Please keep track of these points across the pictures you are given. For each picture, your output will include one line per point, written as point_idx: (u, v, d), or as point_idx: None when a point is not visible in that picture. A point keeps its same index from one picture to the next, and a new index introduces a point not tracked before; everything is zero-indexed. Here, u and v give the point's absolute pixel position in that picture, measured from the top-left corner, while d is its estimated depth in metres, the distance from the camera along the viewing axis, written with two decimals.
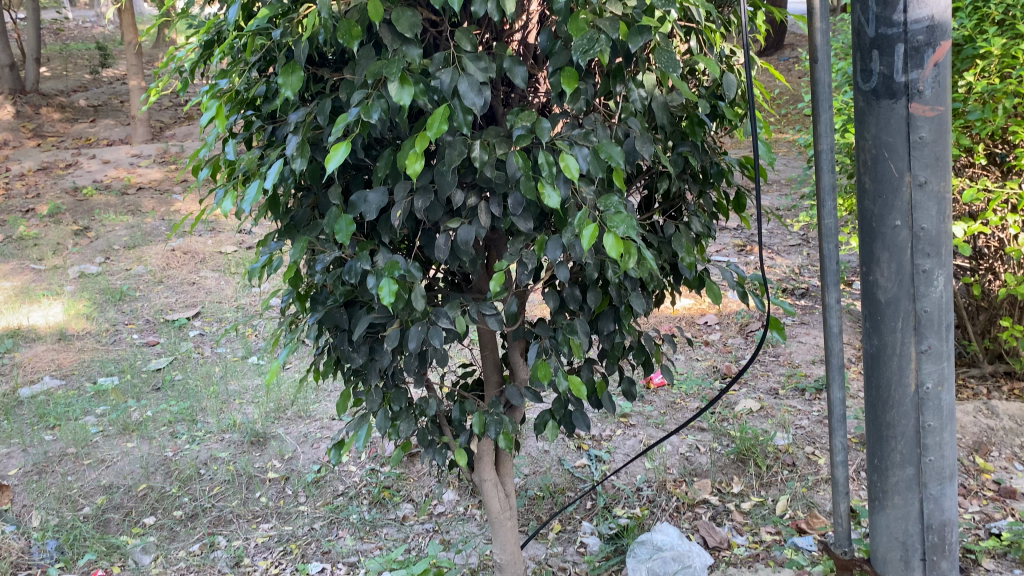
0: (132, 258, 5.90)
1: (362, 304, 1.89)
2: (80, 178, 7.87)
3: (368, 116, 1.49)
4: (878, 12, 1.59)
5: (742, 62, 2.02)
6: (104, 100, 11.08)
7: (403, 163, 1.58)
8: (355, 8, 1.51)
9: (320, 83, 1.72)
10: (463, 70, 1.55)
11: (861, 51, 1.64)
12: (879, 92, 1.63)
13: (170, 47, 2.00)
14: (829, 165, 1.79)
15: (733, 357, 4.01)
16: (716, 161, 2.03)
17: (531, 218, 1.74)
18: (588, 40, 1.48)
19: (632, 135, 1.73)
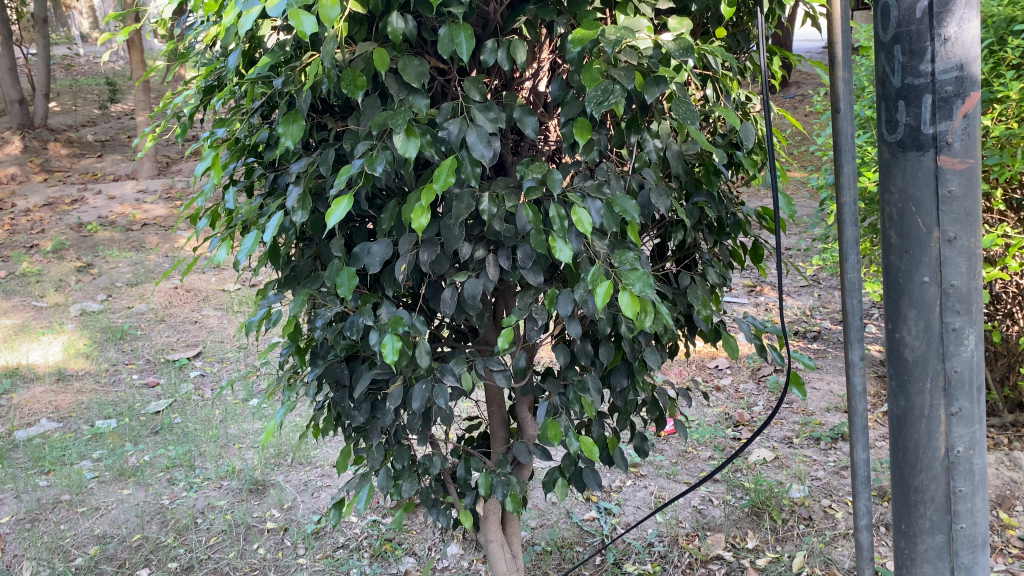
0: (134, 295, 5.84)
1: (363, 359, 1.81)
2: (84, 214, 7.85)
3: (372, 168, 1.43)
4: (904, 61, 1.52)
5: (759, 109, 1.96)
6: (111, 135, 11.10)
7: (408, 216, 1.51)
8: (361, 57, 1.46)
9: (324, 131, 1.66)
10: (472, 121, 1.49)
11: (887, 101, 1.57)
12: (905, 144, 1.56)
13: (169, 92, 1.94)
14: (852, 219, 1.71)
15: (745, 403, 3.92)
16: (732, 212, 1.95)
17: (541, 271, 1.65)
18: (603, 91, 1.42)
19: (647, 186, 1.66)
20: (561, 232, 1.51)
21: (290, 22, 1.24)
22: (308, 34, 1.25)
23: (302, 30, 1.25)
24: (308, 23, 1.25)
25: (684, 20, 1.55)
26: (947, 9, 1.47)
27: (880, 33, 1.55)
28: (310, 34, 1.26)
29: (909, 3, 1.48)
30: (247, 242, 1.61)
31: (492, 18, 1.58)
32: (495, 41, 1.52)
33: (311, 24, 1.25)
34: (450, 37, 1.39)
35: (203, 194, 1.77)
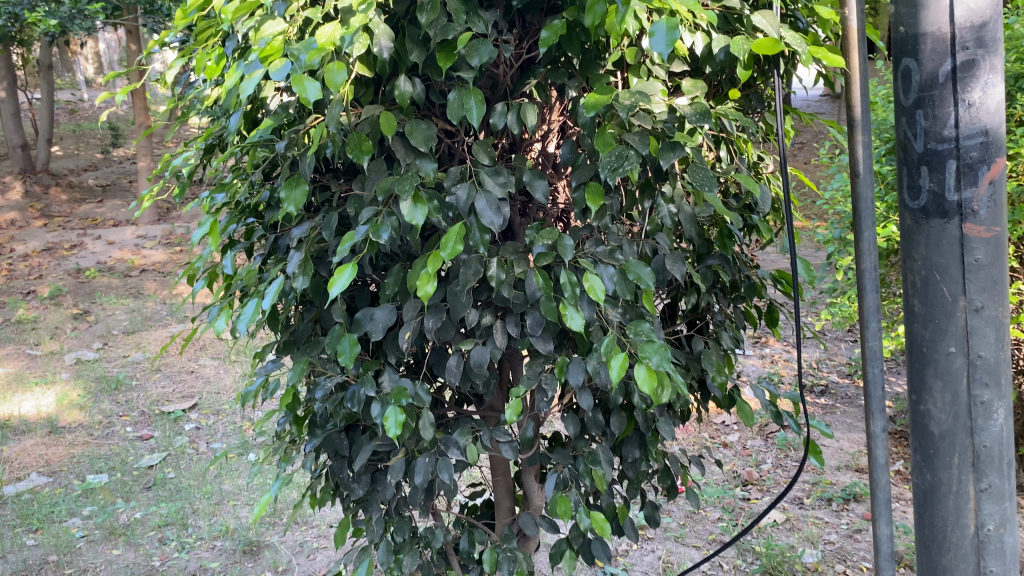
0: (130, 344, 5.76)
1: (364, 429, 1.73)
2: (82, 259, 7.80)
3: (377, 235, 1.37)
4: (926, 126, 1.47)
5: (772, 169, 1.91)
6: (113, 179, 11.12)
7: (413, 283, 1.45)
8: (367, 120, 1.42)
9: (327, 193, 1.60)
10: (481, 186, 1.44)
11: (909, 166, 1.52)
12: (929, 211, 1.51)
13: (168, 152, 1.89)
14: (873, 285, 1.66)
15: (753, 461, 3.82)
16: (747, 274, 1.89)
17: (551, 339, 1.58)
18: (617, 156, 1.37)
19: (661, 251, 1.60)
20: (572, 299, 1.45)
21: (294, 87, 1.20)
22: (312, 100, 1.20)
23: (306, 95, 1.20)
24: (312, 88, 1.20)
25: (698, 83, 1.51)
26: (972, 73, 1.42)
27: (901, 97, 1.50)
28: (315, 100, 1.21)
29: (932, 67, 1.44)
30: (245, 310, 1.55)
31: (501, 80, 1.54)
32: (505, 104, 1.49)
33: (315, 90, 1.20)
34: (459, 101, 1.35)
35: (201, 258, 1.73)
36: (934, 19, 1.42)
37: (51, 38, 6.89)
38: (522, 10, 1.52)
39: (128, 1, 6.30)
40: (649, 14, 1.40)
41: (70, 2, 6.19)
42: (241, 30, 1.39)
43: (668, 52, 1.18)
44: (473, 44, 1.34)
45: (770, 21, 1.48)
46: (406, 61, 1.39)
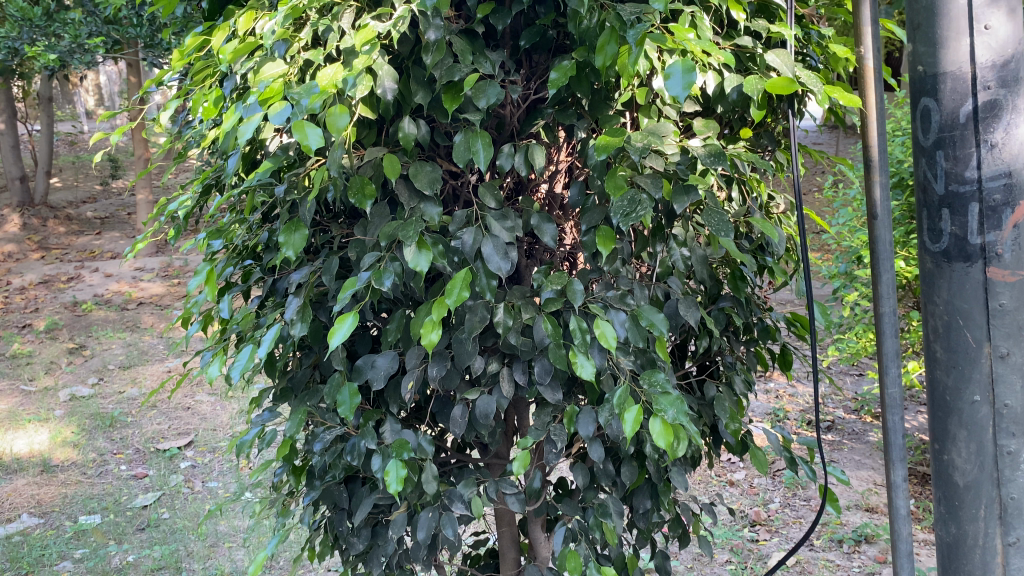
0: (126, 379, 5.68)
1: (364, 480, 1.66)
2: (79, 292, 7.74)
3: (379, 282, 1.31)
4: (947, 167, 1.42)
5: (783, 209, 1.87)
6: (111, 211, 11.10)
7: (416, 331, 1.39)
8: (369, 163, 1.37)
9: (327, 236, 1.55)
10: (487, 230, 1.39)
11: (928, 208, 1.47)
12: (951, 254, 1.46)
13: (163, 195, 1.84)
14: (892, 330, 1.60)
15: (760, 499, 3.74)
16: (760, 317, 1.83)
17: (560, 387, 1.51)
18: (630, 201, 1.33)
19: (673, 296, 1.54)
20: (582, 347, 1.39)
21: (294, 133, 1.15)
22: (314, 147, 1.16)
23: (307, 142, 1.15)
24: (314, 135, 1.16)
25: (710, 123, 1.47)
26: (994, 113, 1.38)
27: (920, 137, 1.46)
28: (316, 147, 1.16)
29: (952, 107, 1.40)
30: (239, 358, 1.50)
31: (508, 121, 1.49)
32: (511, 146, 1.44)
33: (317, 136, 1.16)
34: (466, 144, 1.31)
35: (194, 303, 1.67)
36: (954, 58, 1.38)
37: (51, 72, 6.89)
38: (529, 50, 1.48)
39: (128, 35, 6.29)
40: (660, 54, 1.36)
41: (70, 36, 6.18)
42: (240, 71, 1.35)
43: (685, 95, 1.14)
44: (480, 85, 1.30)
45: (785, 60, 1.44)
46: (410, 102, 1.35)
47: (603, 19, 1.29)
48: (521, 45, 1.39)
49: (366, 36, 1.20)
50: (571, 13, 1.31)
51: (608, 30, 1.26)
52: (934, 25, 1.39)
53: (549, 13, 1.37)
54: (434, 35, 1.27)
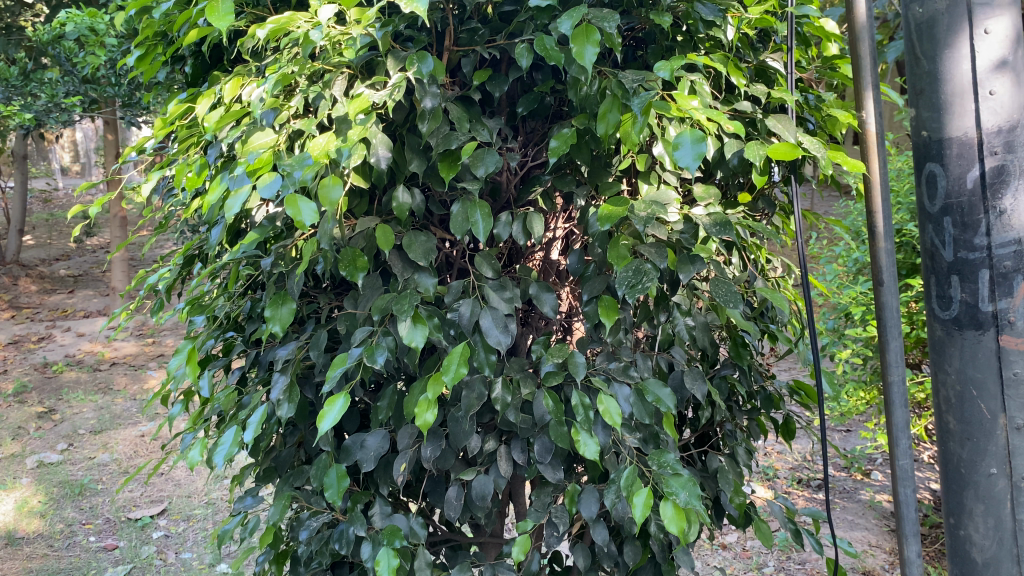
0: (97, 445, 5.48)
1: (352, 567, 1.56)
2: (50, 353, 7.54)
3: (372, 359, 1.23)
4: (955, 234, 1.39)
5: (781, 274, 1.83)
6: (86, 269, 10.93)
7: (410, 410, 1.31)
8: (362, 234, 1.32)
9: (314, 307, 1.48)
10: (485, 302, 1.32)
11: (937, 275, 1.43)
12: (961, 322, 1.41)
13: (143, 268, 1.77)
14: (902, 400, 1.54)
15: (754, 564, 3.64)
16: (763, 386, 1.77)
17: (562, 465, 1.43)
18: (635, 271, 1.26)
19: (678, 367, 1.48)
20: (585, 424, 1.31)
21: (286, 209, 1.09)
22: (308, 222, 1.09)
23: (300, 219, 1.09)
24: (308, 211, 1.09)
25: (711, 189, 1.43)
26: (1001, 179, 1.35)
27: (926, 204, 1.43)
28: (310, 223, 1.10)
29: (958, 172, 1.37)
30: (224, 445, 1.41)
31: (504, 188, 1.45)
32: (509, 213, 1.39)
33: (311, 213, 1.09)
34: (463, 214, 1.26)
35: (175, 382, 1.59)
36: (958, 123, 1.36)
37: (26, 130, 6.81)
38: (525, 117, 1.45)
39: (105, 93, 6.23)
40: (661, 120, 1.32)
41: (47, 95, 6.12)
42: (227, 140, 1.30)
43: (697, 166, 1.10)
44: (478, 153, 1.26)
45: (785, 126, 1.40)
46: (404, 171, 1.30)
47: (605, 86, 1.25)
48: (518, 112, 1.35)
49: (361, 106, 1.16)
50: (571, 80, 1.28)
51: (609, 97, 1.22)
52: (937, 89, 1.37)
53: (547, 80, 1.33)
54: (430, 103, 1.23)
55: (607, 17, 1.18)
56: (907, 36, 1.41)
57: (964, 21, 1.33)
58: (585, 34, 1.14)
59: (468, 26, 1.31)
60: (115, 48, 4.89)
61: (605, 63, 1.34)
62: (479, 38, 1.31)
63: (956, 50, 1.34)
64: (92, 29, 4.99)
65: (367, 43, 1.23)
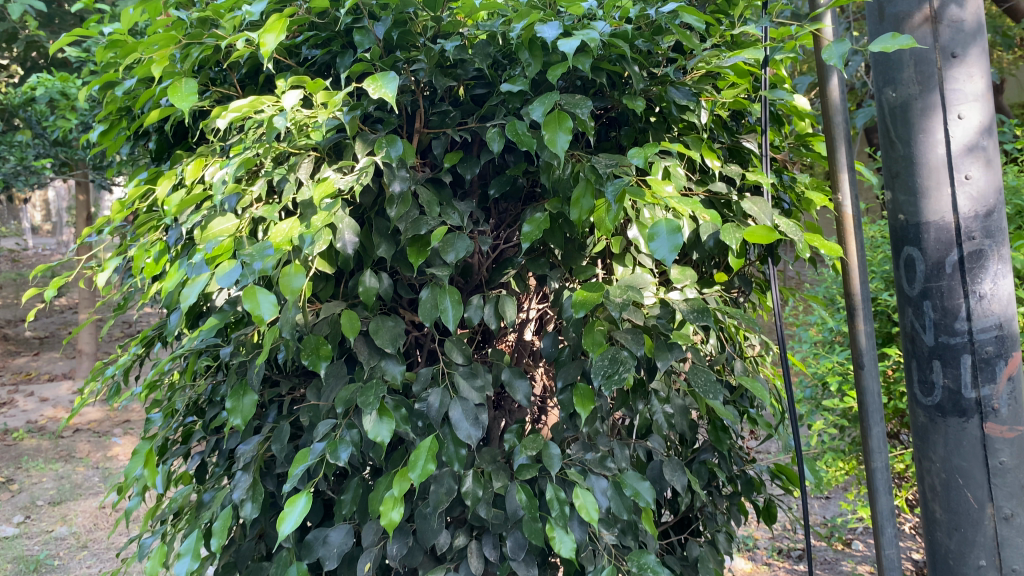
0: (55, 517, 5.26)
1: None
2: (11, 418, 7.31)
3: (335, 455, 1.16)
4: (935, 318, 1.36)
5: (759, 353, 1.79)
6: (52, 330, 10.71)
7: (376, 507, 1.24)
8: (326, 320, 1.26)
9: (276, 394, 1.41)
10: (455, 391, 1.26)
11: (919, 360, 1.40)
12: (945, 409, 1.37)
13: (100, 360, 1.70)
14: (886, 488, 1.49)
15: None
16: (744, 470, 1.71)
17: (536, 562, 1.35)
18: (610, 359, 1.22)
19: (657, 456, 1.43)
20: (560, 520, 1.25)
21: (244, 302, 1.02)
22: (266, 316, 1.02)
23: (259, 313, 1.02)
24: (266, 304, 1.03)
25: (686, 270, 1.37)
26: (979, 264, 1.33)
27: (905, 287, 1.40)
28: (269, 317, 1.03)
29: (937, 257, 1.35)
30: (185, 557, 1.32)
31: (475, 270, 1.40)
32: (480, 297, 1.35)
33: (270, 307, 1.03)
34: (433, 300, 1.21)
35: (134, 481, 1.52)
36: (935, 207, 1.34)
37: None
38: (497, 199, 1.41)
39: (76, 155, 6.17)
40: (635, 204, 1.30)
41: (16, 158, 6.06)
42: (186, 224, 1.24)
43: (673, 257, 1.05)
44: (448, 238, 1.22)
45: (761, 207, 1.38)
46: (371, 256, 1.26)
47: (578, 170, 1.23)
48: (490, 194, 1.32)
49: (326, 191, 1.11)
50: (544, 164, 1.26)
51: (583, 182, 1.20)
52: (913, 173, 1.35)
53: (519, 162, 1.30)
54: (399, 187, 1.20)
55: (579, 103, 1.17)
56: (881, 118, 1.40)
57: (937, 106, 1.32)
58: (557, 121, 1.12)
59: (439, 109, 1.29)
60: (86, 112, 4.84)
61: (578, 146, 1.32)
62: (449, 120, 1.29)
63: (930, 134, 1.33)
64: (62, 93, 4.94)
65: (335, 126, 1.20)
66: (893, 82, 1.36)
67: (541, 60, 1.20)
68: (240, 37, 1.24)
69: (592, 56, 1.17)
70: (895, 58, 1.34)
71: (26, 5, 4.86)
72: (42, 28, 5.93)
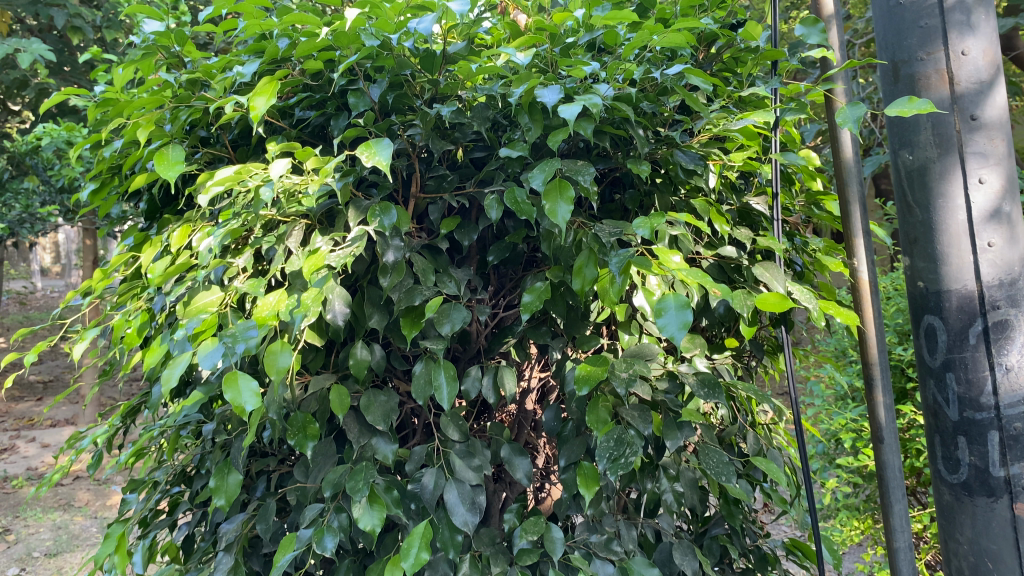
0: (50, 570, 5.14)
1: None
2: (11, 464, 7.22)
3: (321, 544, 1.08)
4: (960, 391, 1.29)
5: (772, 420, 1.71)
6: (57, 374, 10.66)
7: None
8: (315, 395, 1.19)
9: (265, 467, 1.34)
10: (450, 471, 1.19)
11: (942, 435, 1.32)
12: (972, 487, 1.29)
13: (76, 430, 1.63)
14: (910, 569, 1.41)
15: None
16: (758, 545, 1.61)
17: None
18: (616, 440, 1.14)
19: (665, 537, 1.35)
20: None
21: (225, 392, 0.94)
22: (250, 407, 0.95)
23: (240, 403, 0.94)
24: (248, 392, 0.95)
25: (696, 338, 1.30)
26: (1006, 335, 1.25)
27: (927, 357, 1.33)
28: (251, 407, 0.95)
29: (960, 326, 1.28)
30: None
31: (473, 338, 1.34)
32: (479, 367, 1.29)
33: (252, 396, 0.95)
34: (426, 375, 1.14)
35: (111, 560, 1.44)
36: (956, 275, 1.28)
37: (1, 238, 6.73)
38: (496, 264, 1.36)
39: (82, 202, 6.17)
40: (641, 272, 1.23)
41: (22, 205, 6.08)
42: (169, 296, 1.18)
43: (683, 336, 0.97)
44: (444, 309, 1.16)
45: (773, 273, 1.31)
46: (363, 326, 1.19)
47: (580, 238, 1.17)
48: (489, 261, 1.26)
49: (317, 264, 1.04)
50: (544, 231, 1.20)
51: (585, 251, 1.14)
52: (932, 239, 1.29)
53: (519, 228, 1.25)
54: (392, 256, 1.14)
55: (580, 170, 1.12)
56: (898, 182, 1.34)
57: (957, 170, 1.26)
58: (558, 189, 1.06)
59: (436, 172, 1.24)
60: (91, 160, 4.83)
61: (581, 211, 1.27)
62: (447, 185, 1.24)
63: (950, 199, 1.27)
64: (68, 142, 4.95)
65: (326, 192, 1.14)
66: (909, 144, 1.30)
67: (542, 124, 1.15)
68: (229, 100, 1.20)
69: (595, 120, 1.12)
70: (911, 120, 1.29)
71: (35, 54, 4.87)
72: (53, 76, 5.97)
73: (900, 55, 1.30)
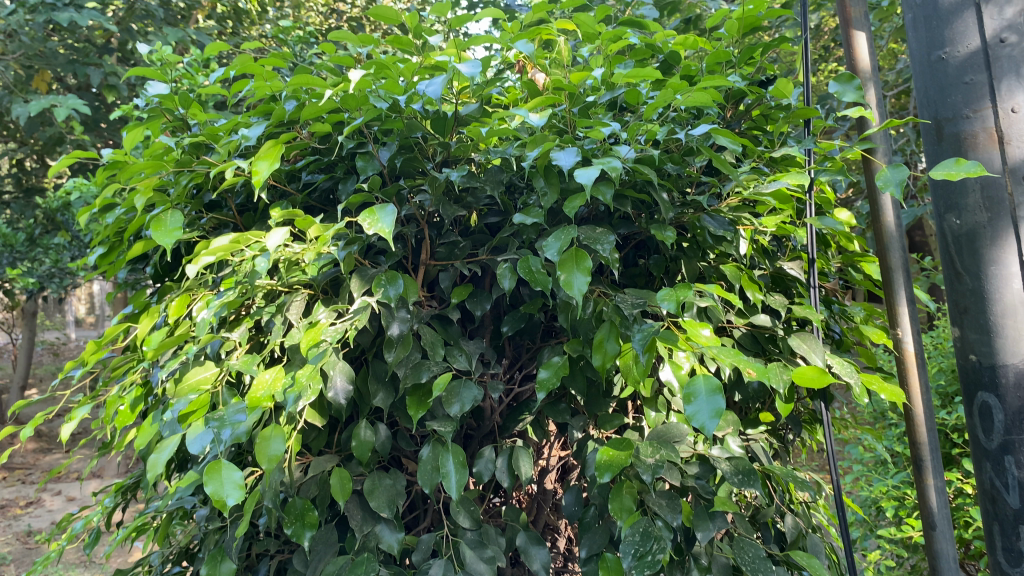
0: None
1: None
2: (36, 519, 7.13)
3: None
4: (1020, 476, 1.17)
5: (811, 499, 1.59)
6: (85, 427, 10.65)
7: None
8: (315, 479, 1.11)
9: (264, 551, 1.25)
10: (460, 563, 1.09)
11: (1002, 523, 1.20)
12: None
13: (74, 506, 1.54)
14: None
15: None
16: None
17: None
18: (641, 534, 1.05)
19: None
20: None
21: (206, 484, 0.87)
22: (232, 500, 0.87)
23: (222, 497, 0.87)
24: (231, 484, 0.88)
25: (728, 416, 1.21)
26: None
27: (982, 439, 1.22)
28: (235, 500, 0.88)
29: (1019, 406, 1.16)
30: None
31: (487, 414, 1.25)
32: (492, 447, 1.20)
33: (235, 488, 0.88)
34: (434, 461, 1.06)
35: None
36: (1012, 348, 1.17)
37: (32, 292, 6.75)
38: (512, 335, 1.28)
39: None
40: (668, 346, 1.15)
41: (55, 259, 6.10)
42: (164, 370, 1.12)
43: (714, 425, 0.88)
44: (454, 386, 1.08)
45: (811, 345, 1.22)
46: (368, 405, 1.12)
47: (600, 309, 1.09)
48: (503, 332, 1.19)
49: (314, 339, 0.98)
50: (563, 303, 1.12)
51: (606, 324, 1.06)
52: (984, 309, 1.19)
53: (535, 298, 1.17)
54: (398, 329, 1.07)
55: (599, 238, 1.05)
56: (944, 247, 1.25)
57: (1010, 235, 1.17)
58: (575, 260, 0.98)
59: (447, 239, 1.17)
60: None
61: (601, 279, 1.19)
62: (458, 252, 1.17)
63: (1003, 266, 1.17)
64: (98, 197, 4.96)
65: (329, 261, 1.08)
66: (956, 208, 1.21)
67: (559, 188, 1.08)
68: (230, 164, 1.14)
69: (614, 184, 1.05)
70: (958, 183, 1.20)
71: (71, 110, 4.89)
72: (87, 133, 6.04)
73: (943, 112, 1.22)
